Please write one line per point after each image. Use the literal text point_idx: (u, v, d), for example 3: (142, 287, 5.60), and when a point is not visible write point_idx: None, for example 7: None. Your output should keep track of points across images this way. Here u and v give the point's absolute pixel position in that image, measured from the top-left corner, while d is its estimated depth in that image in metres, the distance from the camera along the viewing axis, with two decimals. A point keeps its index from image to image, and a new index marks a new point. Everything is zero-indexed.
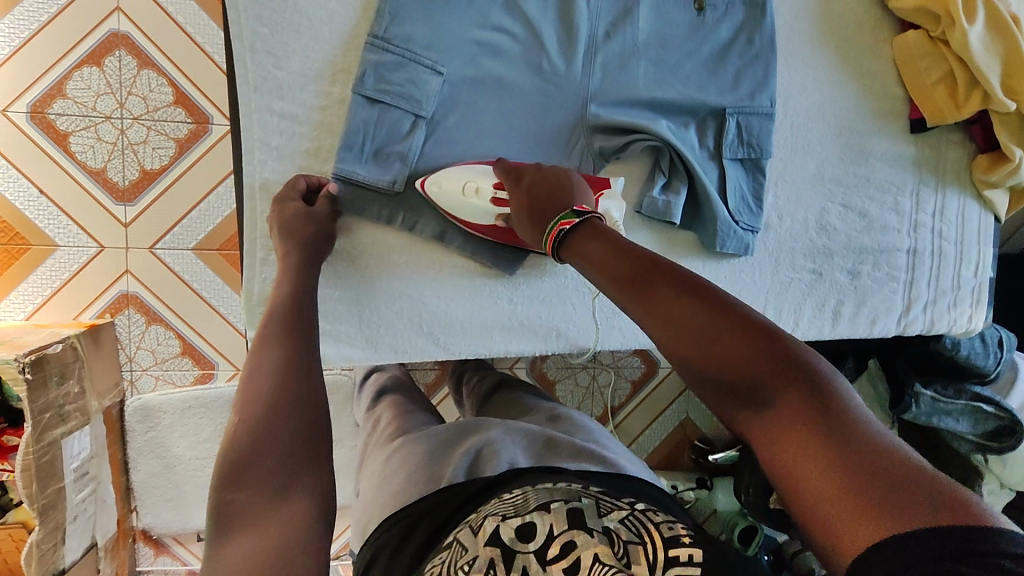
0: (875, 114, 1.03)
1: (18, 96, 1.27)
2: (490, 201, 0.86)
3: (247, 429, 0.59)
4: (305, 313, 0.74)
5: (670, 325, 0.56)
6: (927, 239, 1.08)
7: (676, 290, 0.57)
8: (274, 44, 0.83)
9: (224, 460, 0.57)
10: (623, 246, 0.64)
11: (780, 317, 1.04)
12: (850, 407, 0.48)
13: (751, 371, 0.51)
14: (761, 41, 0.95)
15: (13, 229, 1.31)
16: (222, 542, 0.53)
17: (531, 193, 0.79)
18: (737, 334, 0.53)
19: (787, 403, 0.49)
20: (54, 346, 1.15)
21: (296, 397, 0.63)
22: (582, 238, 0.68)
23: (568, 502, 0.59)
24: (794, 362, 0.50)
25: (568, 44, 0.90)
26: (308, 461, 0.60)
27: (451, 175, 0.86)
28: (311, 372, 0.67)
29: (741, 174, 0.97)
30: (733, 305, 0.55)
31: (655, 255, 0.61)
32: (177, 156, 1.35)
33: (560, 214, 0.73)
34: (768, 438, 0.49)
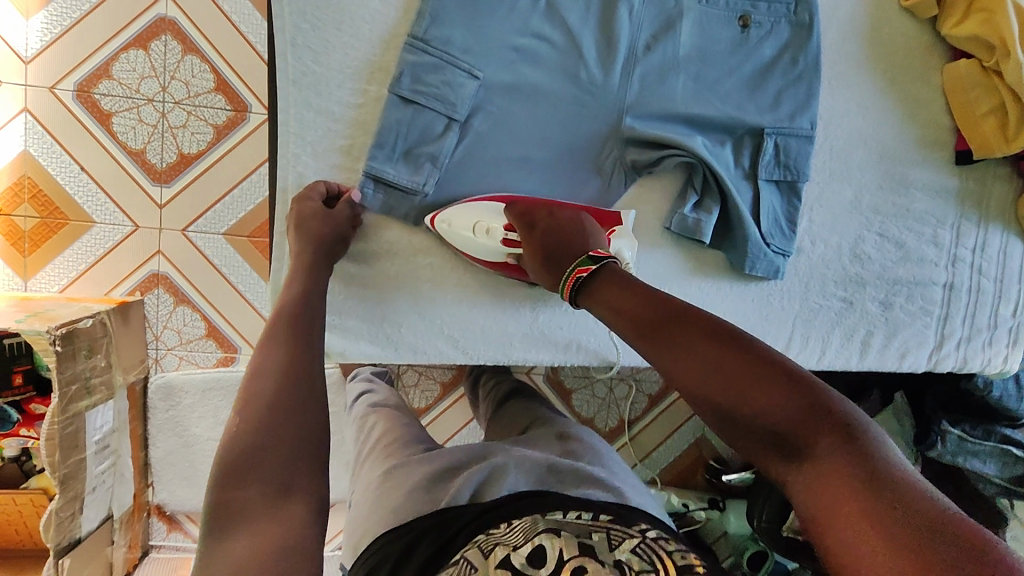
0: (919, 142, 1.00)
1: (67, 75, 1.31)
2: (500, 241, 0.86)
3: (251, 429, 0.60)
4: (308, 321, 0.75)
5: (697, 364, 0.59)
6: (965, 274, 1.05)
7: (702, 333, 0.61)
8: (315, 39, 0.84)
9: (226, 459, 0.58)
10: (646, 294, 0.68)
11: (806, 344, 1.02)
12: (870, 439, 0.50)
13: (779, 410, 0.53)
14: (805, 62, 0.93)
15: (53, 204, 1.35)
16: (219, 538, 0.54)
17: (548, 236, 0.81)
18: (761, 371, 0.56)
19: (813, 435, 0.51)
20: (85, 321, 1.18)
21: (304, 404, 0.64)
22: (600, 287, 0.73)
23: (579, 538, 0.58)
24: (823, 406, 0.52)
25: (607, 55, 0.89)
26: (313, 464, 0.61)
27: (461, 212, 0.86)
28: (311, 374, 0.68)
29: (775, 196, 0.95)
30: (762, 351, 0.57)
31: (686, 306, 0.64)
32: (214, 142, 1.37)
33: (577, 260, 0.77)
34: (800, 483, 0.51)
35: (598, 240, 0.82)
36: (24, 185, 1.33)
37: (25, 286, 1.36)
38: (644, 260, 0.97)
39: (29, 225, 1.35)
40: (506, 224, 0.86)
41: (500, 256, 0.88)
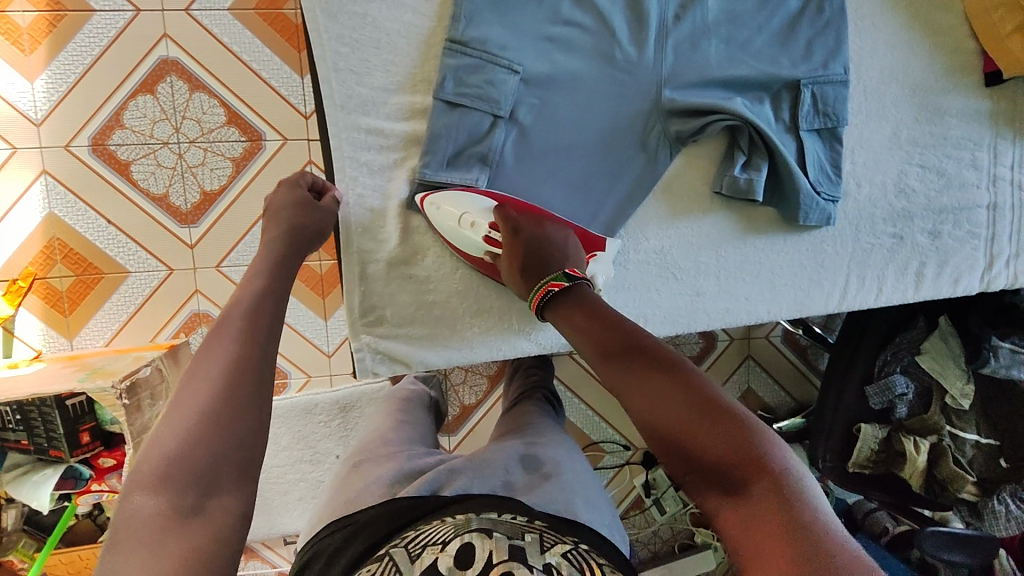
0: (949, 71, 1.02)
1: (79, 131, 1.31)
2: (483, 238, 0.86)
3: (171, 435, 0.54)
4: (259, 315, 0.65)
5: (646, 396, 0.58)
6: (1007, 192, 1.06)
7: (657, 365, 0.60)
8: (356, 61, 0.84)
9: (138, 468, 0.52)
10: (608, 318, 0.68)
11: (863, 284, 1.04)
12: (809, 496, 0.49)
13: (720, 453, 0.53)
14: (830, 8, 0.94)
15: (86, 261, 1.36)
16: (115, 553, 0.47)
17: (522, 249, 0.82)
18: (708, 413, 0.55)
19: (752, 482, 0.50)
20: (143, 370, 1.23)
21: (238, 415, 0.56)
22: (566, 304, 0.73)
23: (512, 539, 0.62)
24: (763, 454, 0.52)
25: (639, 31, 0.89)
26: (233, 476, 0.54)
27: (451, 202, 0.86)
28: (245, 380, 0.59)
29: (817, 144, 0.97)
30: (712, 391, 0.57)
31: (646, 336, 0.64)
32: (234, 175, 1.38)
33: (551, 275, 0.77)
34: (731, 523, 0.50)
35: (576, 257, 0.84)
36: (55, 247, 1.34)
37: (72, 345, 1.38)
38: (697, 226, 0.98)
39: (65, 284, 1.36)
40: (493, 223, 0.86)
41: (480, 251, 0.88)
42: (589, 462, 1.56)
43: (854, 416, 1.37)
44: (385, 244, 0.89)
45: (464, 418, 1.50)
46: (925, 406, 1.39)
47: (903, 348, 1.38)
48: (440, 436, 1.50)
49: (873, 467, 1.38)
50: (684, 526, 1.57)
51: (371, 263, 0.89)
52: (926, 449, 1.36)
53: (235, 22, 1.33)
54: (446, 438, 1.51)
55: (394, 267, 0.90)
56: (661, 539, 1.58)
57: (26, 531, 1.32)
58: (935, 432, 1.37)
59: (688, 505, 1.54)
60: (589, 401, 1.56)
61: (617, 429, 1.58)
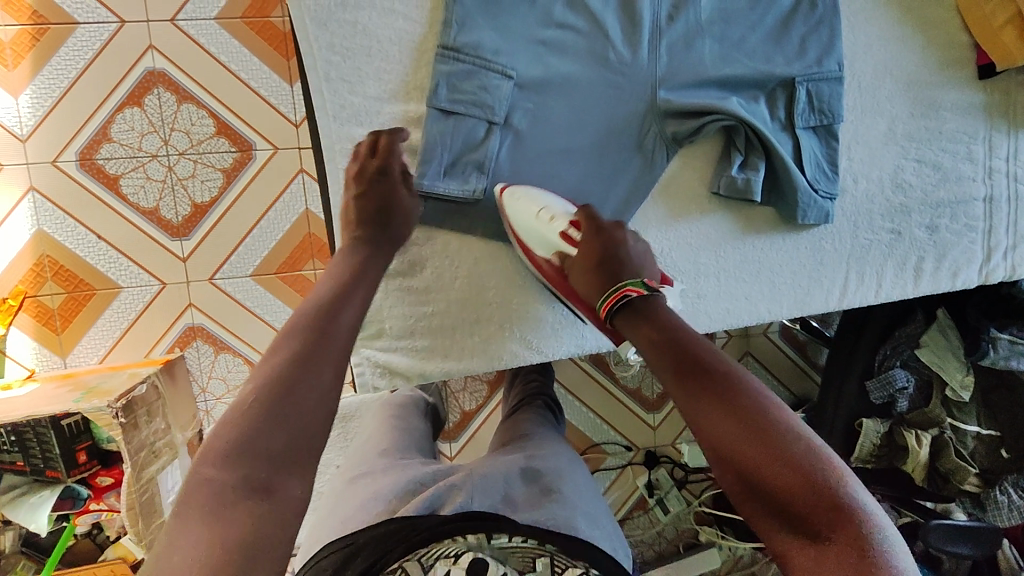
0: (942, 65, 1.01)
1: (66, 146, 1.29)
2: (559, 234, 0.85)
3: (244, 423, 0.55)
4: (332, 331, 0.65)
5: (723, 423, 0.59)
6: (1003, 184, 1.06)
7: (735, 391, 0.60)
8: (348, 70, 0.83)
9: (211, 447, 0.53)
10: (681, 332, 0.67)
11: (863, 280, 1.04)
12: (887, 547, 0.50)
13: (799, 493, 0.53)
14: (823, 5, 0.94)
15: (77, 277, 1.34)
16: (183, 526, 0.48)
17: (602, 241, 0.82)
18: (788, 452, 0.55)
19: (832, 530, 0.51)
20: (139, 388, 1.22)
21: (310, 420, 0.57)
22: (629, 311, 0.73)
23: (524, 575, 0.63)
24: (842, 497, 0.52)
25: (632, 33, 0.89)
26: (298, 468, 0.55)
27: (530, 197, 0.87)
28: (309, 407, 0.58)
29: (814, 142, 0.96)
30: (794, 428, 0.57)
31: (723, 359, 0.63)
32: (225, 187, 1.36)
33: (629, 280, 0.76)
34: (803, 566, 0.51)
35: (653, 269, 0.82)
36: (45, 264, 1.32)
37: (65, 363, 1.37)
38: (696, 227, 0.97)
39: (57, 302, 1.34)
40: (569, 220, 0.87)
41: (549, 250, 0.86)
42: (591, 463, 1.56)
43: (854, 411, 1.36)
44: None
45: (465, 424, 1.49)
46: (925, 399, 1.39)
47: (902, 341, 1.39)
48: (441, 443, 1.49)
49: (874, 460, 1.39)
50: (688, 525, 1.54)
51: None
52: (928, 442, 1.35)
53: (222, 31, 1.32)
54: (447, 445, 1.50)
55: (391, 278, 0.89)
56: (665, 541, 1.55)
57: (25, 553, 1.30)
58: (937, 425, 1.37)
59: (692, 504, 1.54)
60: (590, 403, 1.55)
61: (619, 430, 1.57)
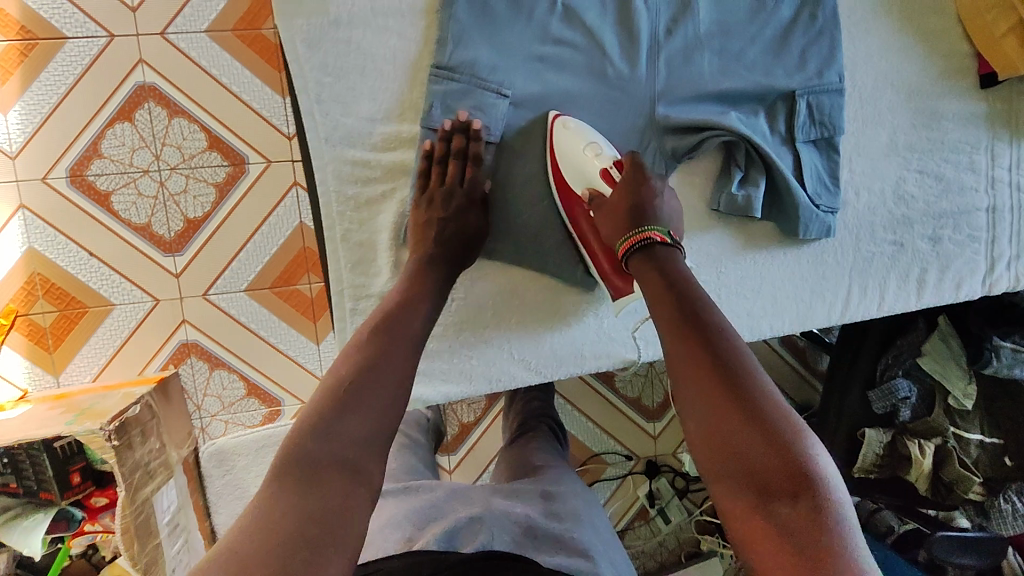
0: (944, 75, 1.00)
1: (56, 162, 1.28)
2: (600, 172, 0.83)
3: (327, 401, 0.61)
4: (406, 331, 0.71)
5: (707, 383, 0.61)
6: (1006, 194, 1.05)
7: (727, 358, 0.62)
8: (341, 90, 0.81)
9: (304, 419, 0.61)
10: (688, 294, 0.69)
11: (865, 294, 1.02)
12: (841, 525, 0.51)
13: (766, 459, 0.55)
14: (824, 16, 0.92)
15: (69, 295, 1.32)
16: (288, 490, 0.56)
17: (637, 188, 0.81)
18: (766, 421, 0.57)
19: (793, 499, 0.53)
20: (133, 409, 1.19)
21: (384, 409, 0.64)
22: (644, 264, 0.74)
23: None
24: (809, 471, 0.54)
25: (630, 47, 0.87)
26: (376, 449, 0.61)
27: (581, 131, 0.84)
28: (387, 397, 0.64)
29: (815, 155, 0.95)
30: (777, 402, 0.59)
31: (724, 327, 0.66)
32: (218, 201, 1.34)
33: (654, 227, 0.77)
34: (755, 528, 0.53)
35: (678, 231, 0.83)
36: (36, 282, 1.31)
37: (58, 382, 1.35)
38: (697, 244, 0.96)
39: (48, 320, 1.32)
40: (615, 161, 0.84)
41: (581, 187, 0.84)
42: (591, 474, 1.54)
43: (857, 421, 1.38)
44: (377, 277, 0.86)
45: (463, 437, 1.48)
46: (927, 409, 1.37)
47: (904, 350, 1.38)
48: (440, 456, 1.47)
49: (877, 471, 1.37)
50: (689, 533, 1.54)
51: (363, 298, 0.86)
52: (931, 451, 1.33)
53: (214, 44, 1.30)
54: (446, 458, 1.48)
55: None
56: (667, 550, 1.55)
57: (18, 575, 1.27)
58: (939, 434, 1.35)
59: (693, 513, 1.54)
60: (590, 414, 1.53)
61: (620, 441, 1.55)
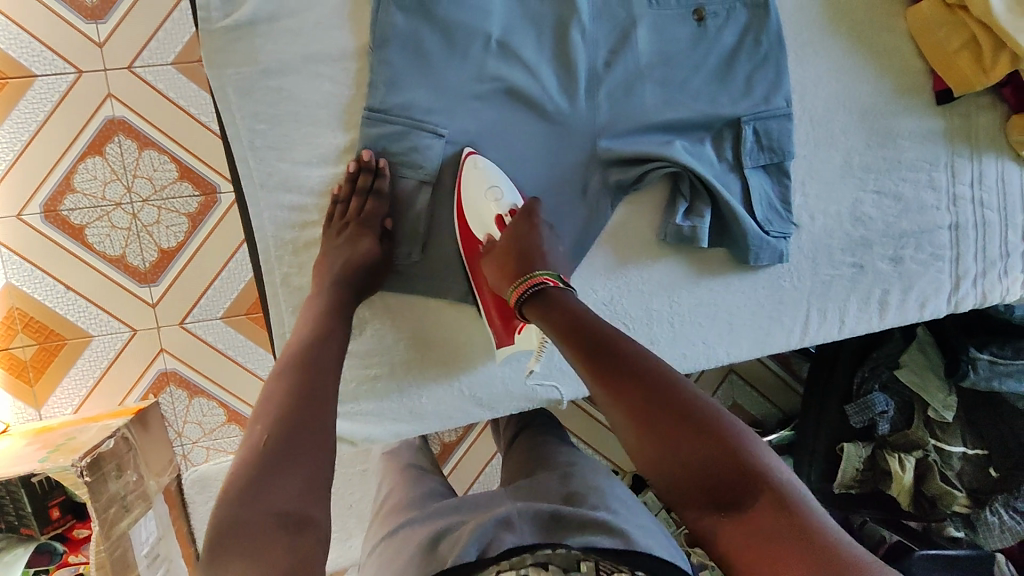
0: (898, 93, 0.98)
1: (30, 199, 1.26)
2: (496, 217, 0.84)
3: (248, 464, 0.60)
4: (321, 360, 0.71)
5: (625, 401, 0.58)
6: (969, 211, 1.02)
7: (637, 368, 0.59)
8: (275, 137, 0.81)
9: (228, 489, 0.58)
10: (582, 319, 0.68)
11: (825, 318, 1.00)
12: (804, 503, 0.49)
13: (713, 468, 0.52)
14: (768, 40, 0.90)
15: (47, 328, 1.32)
16: (223, 559, 0.53)
17: (524, 232, 0.82)
18: (695, 424, 0.54)
19: (757, 498, 0.50)
20: (107, 443, 1.18)
21: (298, 439, 0.62)
22: (541, 305, 0.72)
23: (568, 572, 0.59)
24: (749, 460, 0.52)
25: (569, 82, 0.86)
26: (316, 491, 0.60)
27: (487, 173, 0.84)
28: (313, 419, 0.65)
29: (764, 180, 0.93)
30: (695, 398, 0.57)
31: (625, 340, 0.63)
32: (191, 232, 1.32)
33: (541, 271, 0.76)
34: (731, 535, 0.50)
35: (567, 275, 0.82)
36: (15, 316, 1.30)
37: (40, 415, 1.36)
38: (648, 273, 0.94)
39: (29, 354, 1.32)
40: (512, 209, 0.85)
41: (479, 231, 0.86)
42: None
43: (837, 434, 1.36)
44: None
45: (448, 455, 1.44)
46: (907, 421, 1.32)
47: (881, 363, 1.32)
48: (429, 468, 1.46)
49: (859, 485, 1.35)
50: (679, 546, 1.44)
51: None
52: (910, 466, 1.30)
53: (171, 68, 1.25)
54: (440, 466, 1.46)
55: None
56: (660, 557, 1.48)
57: None
58: (920, 447, 1.30)
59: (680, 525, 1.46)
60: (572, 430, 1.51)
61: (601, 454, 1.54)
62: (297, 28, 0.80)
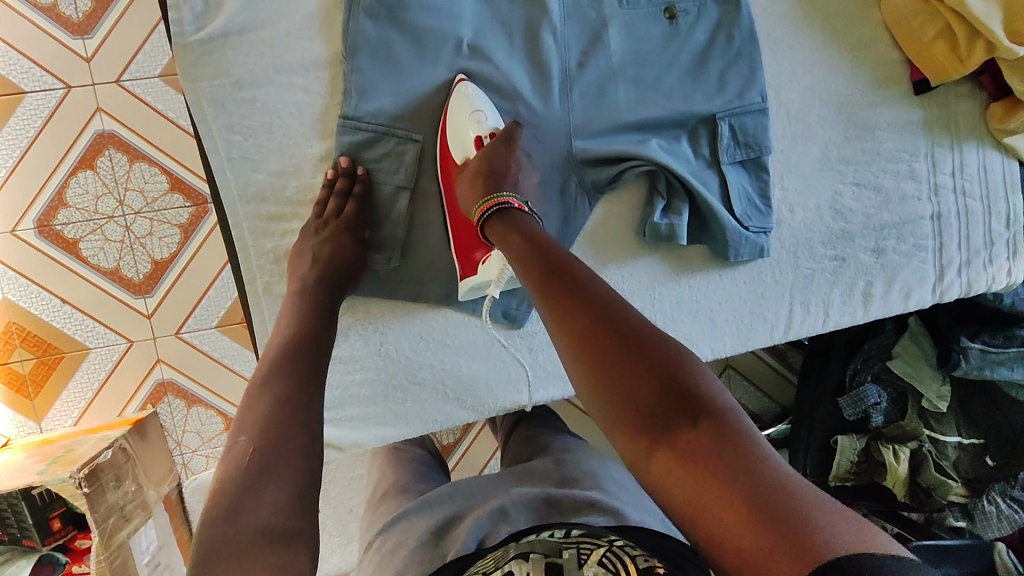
0: (875, 84, 0.98)
1: (24, 214, 1.26)
2: (474, 139, 0.81)
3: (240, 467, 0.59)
4: (306, 363, 0.72)
5: (570, 324, 0.57)
6: (950, 201, 1.02)
7: (587, 293, 0.58)
8: (250, 148, 0.82)
9: (216, 490, 0.57)
10: (541, 246, 0.67)
11: (808, 312, 1.00)
12: (742, 429, 0.48)
13: (650, 391, 0.51)
14: (740, 37, 0.90)
15: (45, 342, 1.33)
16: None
17: (498, 161, 0.79)
18: (637, 347, 0.53)
19: (691, 423, 0.49)
20: (105, 454, 1.20)
21: (283, 442, 0.62)
22: (501, 231, 0.72)
23: (548, 557, 0.56)
24: (689, 386, 0.51)
25: (542, 83, 0.87)
26: (301, 506, 0.58)
27: (473, 98, 0.82)
28: (303, 425, 0.65)
29: (742, 176, 0.94)
30: (641, 323, 0.55)
31: (580, 267, 0.62)
32: (183, 242, 1.33)
33: (502, 194, 0.75)
34: (659, 458, 0.49)
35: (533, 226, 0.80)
36: (13, 331, 1.31)
37: (41, 428, 1.37)
38: (628, 272, 0.95)
39: (27, 367, 1.33)
40: (493, 133, 0.82)
41: (459, 154, 0.83)
42: None
43: None
44: None
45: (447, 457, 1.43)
46: (901, 411, 1.29)
47: (873, 354, 1.28)
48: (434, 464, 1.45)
49: (855, 478, 1.32)
50: None
51: None
52: (905, 457, 1.26)
53: (158, 80, 1.25)
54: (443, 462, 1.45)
55: None
56: None
57: None
58: (915, 438, 1.27)
59: None
60: None
61: None
62: (268, 39, 0.81)
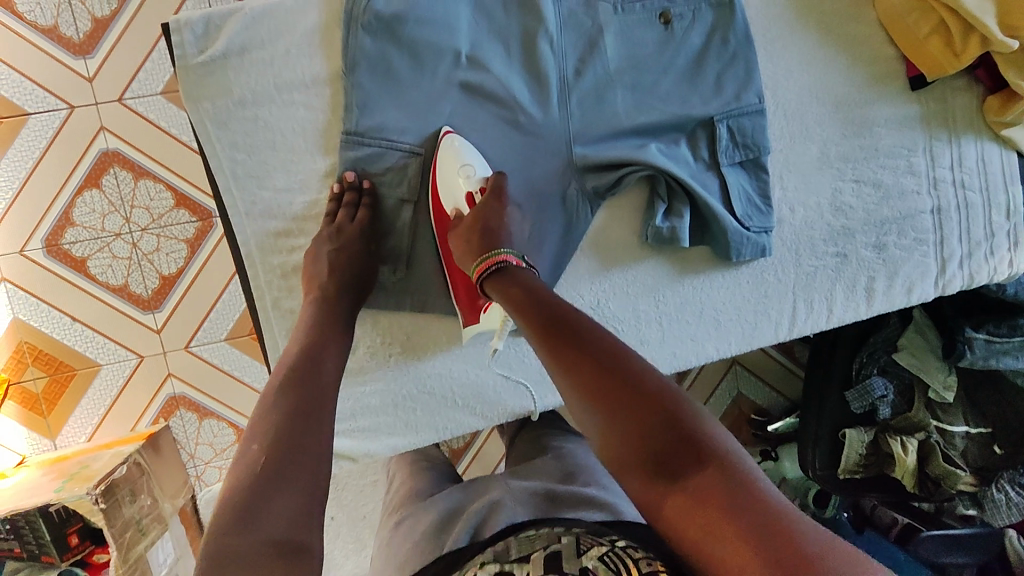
0: (871, 81, 0.99)
1: (31, 234, 1.28)
2: (466, 194, 0.85)
3: (250, 476, 0.60)
4: (319, 384, 0.73)
5: (579, 380, 0.58)
6: (950, 194, 1.03)
7: (593, 349, 0.60)
8: (254, 165, 0.83)
9: (225, 501, 0.58)
10: (545, 300, 0.68)
11: (811, 309, 1.01)
12: (751, 475, 0.49)
13: (659, 440, 0.51)
14: (735, 39, 0.91)
15: (57, 360, 1.34)
16: None
17: (493, 212, 0.82)
18: (644, 399, 0.54)
19: (700, 468, 0.49)
20: (120, 469, 1.21)
21: (292, 457, 0.63)
22: (504, 284, 0.73)
23: (547, 547, 0.58)
24: (696, 433, 0.51)
25: (540, 92, 0.88)
26: (306, 515, 0.59)
27: (461, 152, 0.85)
28: (312, 441, 0.66)
29: (742, 177, 0.94)
30: (646, 375, 0.57)
31: (586, 323, 0.64)
32: (190, 257, 1.34)
33: (503, 251, 0.77)
34: (670, 506, 0.49)
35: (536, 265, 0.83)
36: (24, 350, 1.32)
37: (56, 444, 1.38)
38: (631, 275, 0.96)
39: (40, 386, 1.35)
40: (481, 187, 0.85)
41: (450, 205, 0.86)
42: None
43: None
44: None
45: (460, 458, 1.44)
46: (908, 403, 1.29)
47: (879, 347, 1.28)
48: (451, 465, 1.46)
49: (865, 471, 1.31)
50: None
51: None
52: (913, 448, 1.26)
53: (159, 97, 1.26)
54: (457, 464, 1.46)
55: None
56: None
57: None
58: (922, 429, 1.27)
59: None
60: None
61: None
62: (268, 58, 0.82)
